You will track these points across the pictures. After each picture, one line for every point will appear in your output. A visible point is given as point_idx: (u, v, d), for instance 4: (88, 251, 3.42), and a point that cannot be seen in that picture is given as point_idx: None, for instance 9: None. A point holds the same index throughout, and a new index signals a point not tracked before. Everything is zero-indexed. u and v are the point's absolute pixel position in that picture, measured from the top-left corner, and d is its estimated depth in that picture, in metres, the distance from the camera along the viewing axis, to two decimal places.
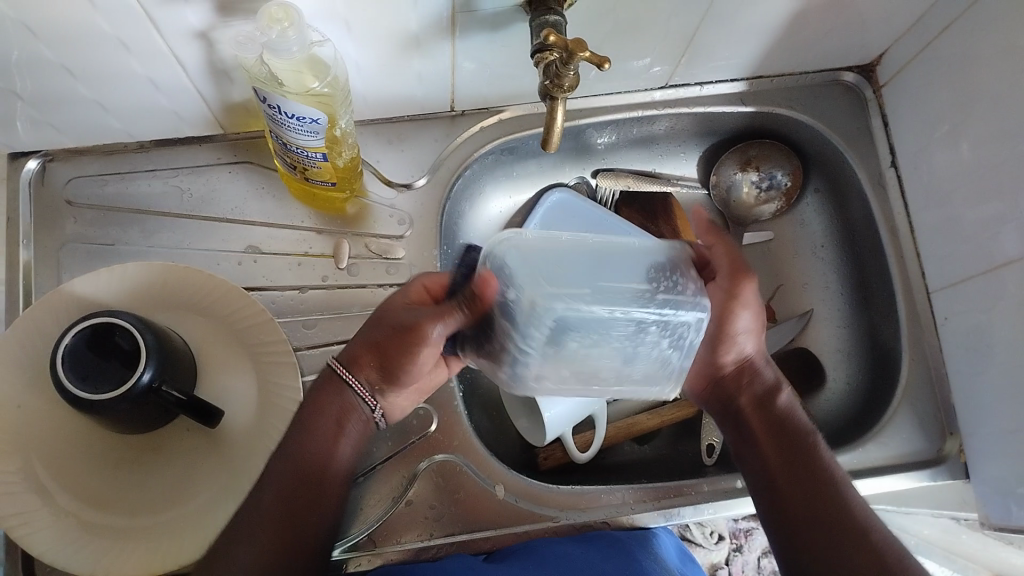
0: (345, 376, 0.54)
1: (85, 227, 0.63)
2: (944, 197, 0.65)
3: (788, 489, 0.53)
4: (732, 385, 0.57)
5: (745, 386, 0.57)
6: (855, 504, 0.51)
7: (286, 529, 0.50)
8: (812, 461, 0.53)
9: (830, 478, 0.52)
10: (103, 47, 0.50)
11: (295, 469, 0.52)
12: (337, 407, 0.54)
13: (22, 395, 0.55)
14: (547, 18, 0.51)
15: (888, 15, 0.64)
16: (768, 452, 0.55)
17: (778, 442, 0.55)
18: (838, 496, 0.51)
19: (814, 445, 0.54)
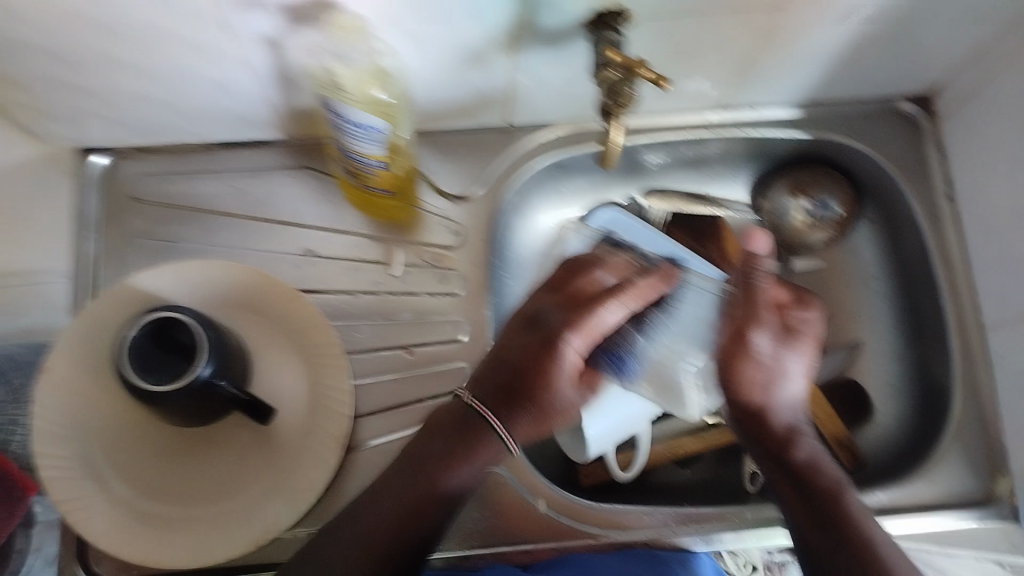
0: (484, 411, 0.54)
1: (150, 224, 0.65)
2: (1002, 233, 0.64)
3: (811, 525, 0.53)
4: (760, 426, 0.59)
5: (771, 429, 0.58)
6: (878, 550, 0.51)
7: (391, 535, 0.52)
8: (834, 504, 0.53)
9: (854, 524, 0.52)
10: (180, 50, 0.52)
11: (411, 490, 0.53)
12: (474, 433, 0.54)
13: (83, 383, 0.57)
14: (608, 37, 0.52)
15: (951, 48, 0.63)
16: (790, 495, 0.55)
17: (800, 480, 0.56)
18: (866, 546, 0.51)
19: (833, 489, 0.54)
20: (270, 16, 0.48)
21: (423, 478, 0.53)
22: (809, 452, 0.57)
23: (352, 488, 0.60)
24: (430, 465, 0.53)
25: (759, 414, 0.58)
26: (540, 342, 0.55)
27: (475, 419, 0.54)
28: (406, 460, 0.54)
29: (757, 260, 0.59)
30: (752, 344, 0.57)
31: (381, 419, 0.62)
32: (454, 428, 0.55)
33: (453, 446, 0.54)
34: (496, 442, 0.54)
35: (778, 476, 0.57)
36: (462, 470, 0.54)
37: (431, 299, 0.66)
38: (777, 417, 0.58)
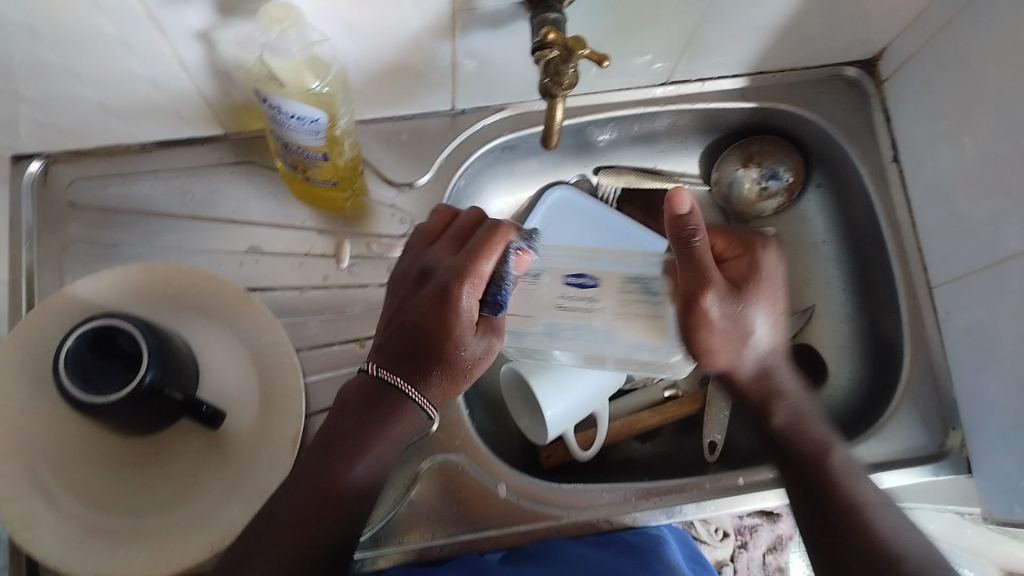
0: (395, 382, 0.49)
1: (88, 229, 0.63)
2: (946, 193, 0.65)
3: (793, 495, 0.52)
4: (746, 391, 0.57)
5: (757, 396, 0.56)
6: (868, 523, 0.47)
7: (303, 515, 0.46)
8: (820, 474, 0.51)
9: (843, 490, 0.49)
10: (104, 49, 0.50)
11: (314, 487, 0.46)
12: (388, 414, 0.49)
13: (27, 399, 0.55)
14: (547, 16, 0.50)
15: (890, 9, 0.63)
16: (781, 461, 0.53)
17: (782, 447, 0.54)
18: (858, 509, 0.48)
19: (820, 447, 0.53)
20: (194, 8, 0.46)
21: (323, 475, 0.47)
22: (790, 410, 0.55)
23: None
24: (333, 455, 0.47)
25: (742, 378, 0.56)
26: (430, 292, 0.49)
27: (389, 391, 0.49)
28: (320, 445, 0.48)
29: (692, 219, 0.50)
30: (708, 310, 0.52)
31: None
32: (355, 416, 0.48)
33: (347, 434, 0.48)
34: (412, 409, 0.49)
35: (766, 437, 0.55)
36: (380, 450, 0.48)
37: (383, 290, 0.65)
38: (773, 371, 0.56)
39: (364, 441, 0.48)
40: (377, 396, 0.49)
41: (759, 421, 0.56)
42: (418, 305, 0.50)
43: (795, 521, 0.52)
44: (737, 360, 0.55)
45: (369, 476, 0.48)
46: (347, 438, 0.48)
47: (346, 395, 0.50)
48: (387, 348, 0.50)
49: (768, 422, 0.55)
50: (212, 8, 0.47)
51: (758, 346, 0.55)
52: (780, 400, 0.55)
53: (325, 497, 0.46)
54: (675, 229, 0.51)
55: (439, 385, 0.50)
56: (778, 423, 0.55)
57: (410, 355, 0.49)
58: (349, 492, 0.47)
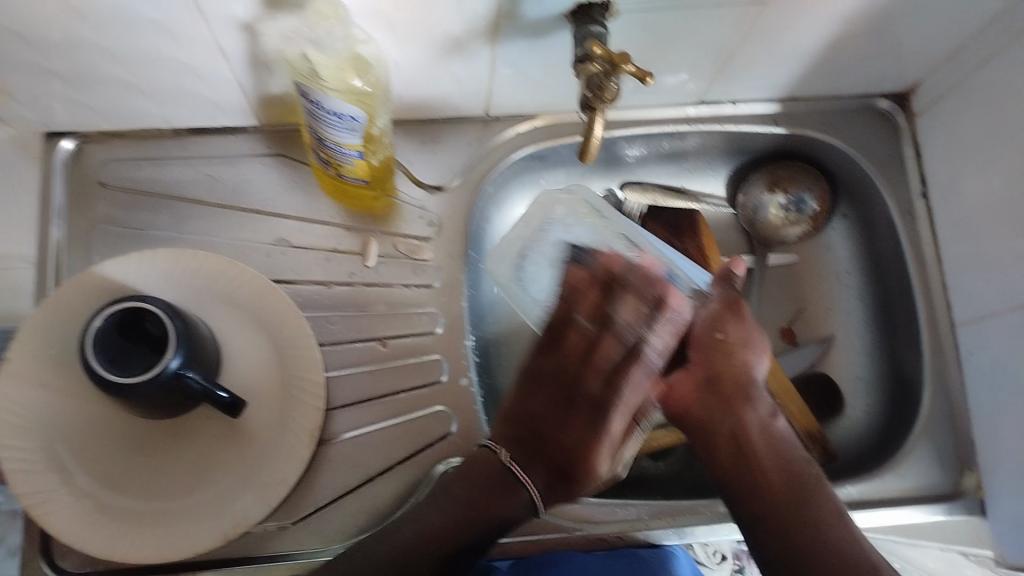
0: (521, 477, 0.55)
1: (118, 210, 0.64)
2: (974, 231, 0.65)
3: (779, 495, 0.54)
4: (736, 398, 0.57)
5: (750, 407, 0.57)
6: (851, 531, 0.52)
7: (438, 538, 0.53)
8: (817, 484, 0.54)
9: (826, 494, 0.54)
10: (150, 33, 0.50)
11: (464, 515, 0.54)
12: (503, 493, 0.55)
13: (46, 373, 0.56)
14: (591, 29, 0.51)
15: (926, 45, 0.63)
16: (766, 465, 0.55)
17: (776, 455, 0.55)
18: (842, 513, 0.53)
19: (807, 466, 0.55)
20: None
21: (486, 499, 0.54)
22: (783, 427, 0.58)
23: (322, 483, 0.59)
24: (485, 500, 0.54)
25: (737, 389, 0.57)
26: (561, 393, 0.57)
27: (508, 476, 0.55)
28: (463, 477, 0.56)
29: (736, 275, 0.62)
30: (733, 330, 0.58)
31: (353, 412, 0.61)
32: (486, 486, 0.55)
33: (483, 493, 0.55)
34: (527, 498, 0.55)
35: (754, 437, 0.56)
36: (494, 513, 0.55)
37: (406, 290, 0.65)
38: (760, 395, 0.58)
39: (493, 489, 0.55)
40: (485, 469, 0.55)
41: (747, 427, 0.56)
42: (566, 422, 0.56)
43: (767, 528, 0.53)
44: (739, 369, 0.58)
45: (516, 515, 0.55)
46: (479, 488, 0.55)
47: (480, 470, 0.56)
48: (511, 436, 0.57)
49: (763, 434, 0.56)
50: (260, 0, 0.47)
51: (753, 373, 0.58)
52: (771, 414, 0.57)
53: (467, 523, 0.54)
54: (719, 276, 0.61)
55: (556, 481, 0.56)
56: (774, 437, 0.56)
57: (558, 465, 0.56)
58: (495, 519, 0.55)
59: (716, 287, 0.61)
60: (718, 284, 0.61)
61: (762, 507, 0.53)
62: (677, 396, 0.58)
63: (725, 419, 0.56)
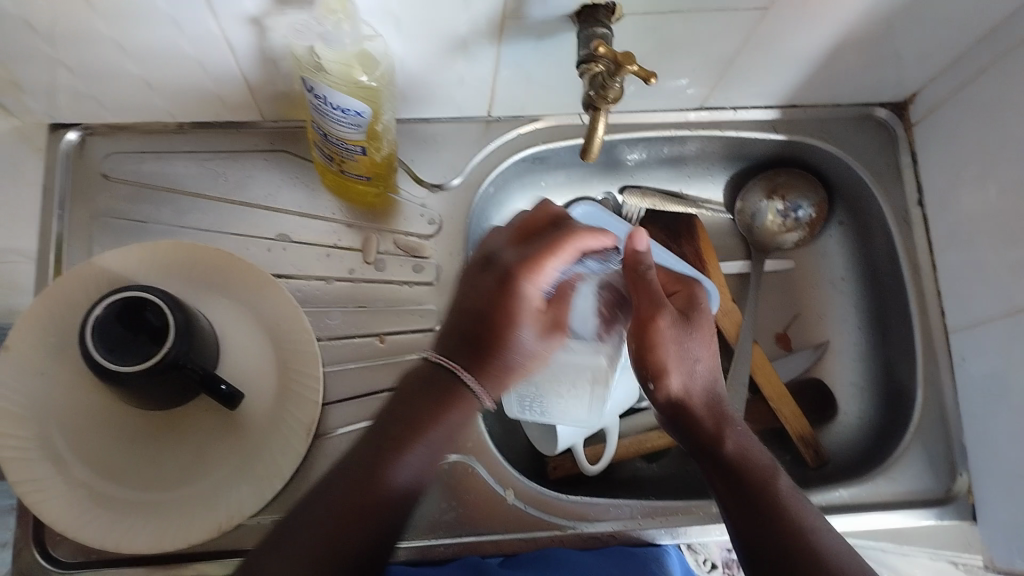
0: (448, 367, 0.53)
1: (120, 202, 0.64)
2: (968, 240, 0.66)
3: (740, 527, 0.51)
4: (690, 424, 0.55)
5: (705, 431, 0.55)
6: (812, 551, 0.49)
7: (349, 517, 0.47)
8: (773, 500, 0.51)
9: (789, 510, 0.51)
10: (157, 25, 0.50)
11: (354, 492, 0.48)
12: (456, 410, 0.53)
13: (45, 362, 0.56)
14: (595, 31, 0.52)
15: (924, 55, 0.64)
16: (723, 496, 0.53)
17: (729, 480, 0.53)
18: (801, 530, 0.50)
19: (766, 480, 0.52)
20: None
21: (365, 475, 0.49)
22: (739, 440, 0.54)
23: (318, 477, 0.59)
24: (377, 456, 0.50)
25: (688, 403, 0.55)
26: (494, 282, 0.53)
27: (443, 376, 0.53)
28: (375, 439, 0.51)
29: None
30: (659, 341, 0.53)
31: (350, 407, 0.62)
32: (417, 407, 0.52)
33: (399, 436, 0.51)
34: (466, 394, 0.53)
35: (711, 468, 0.54)
36: (433, 436, 0.52)
37: (406, 288, 0.65)
38: (713, 401, 0.56)
39: (431, 422, 0.52)
40: (433, 391, 0.53)
41: (703, 453, 0.54)
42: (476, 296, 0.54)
43: (742, 559, 0.51)
44: (687, 385, 0.55)
45: (411, 480, 0.51)
46: (405, 430, 0.51)
47: (427, 380, 0.53)
48: (453, 347, 0.54)
49: (716, 458, 0.54)
50: None
51: (704, 381, 0.56)
52: (722, 430, 0.54)
53: (363, 499, 0.48)
54: (621, 276, 0.56)
55: (487, 366, 0.53)
56: (729, 456, 0.53)
57: (470, 337, 0.53)
58: (390, 489, 0.49)
59: (619, 291, 0.55)
60: (616, 285, 0.55)
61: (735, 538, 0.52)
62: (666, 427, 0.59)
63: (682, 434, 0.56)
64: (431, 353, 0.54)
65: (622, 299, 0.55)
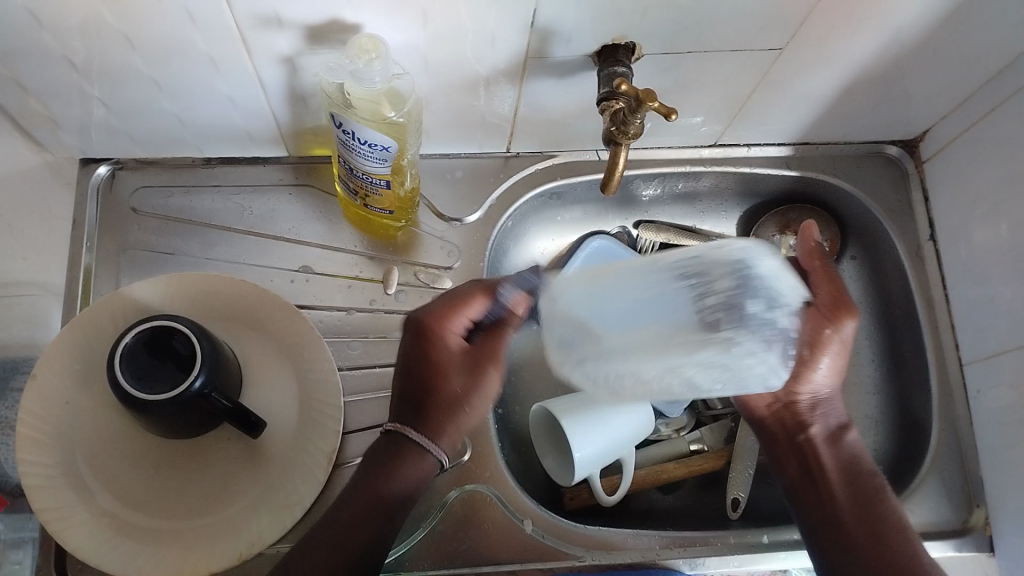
0: (413, 436, 0.52)
1: (147, 234, 0.66)
2: (981, 274, 0.67)
3: (855, 523, 0.55)
4: (793, 419, 0.59)
5: (807, 420, 0.59)
6: (918, 553, 0.53)
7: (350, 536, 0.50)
8: (882, 504, 0.55)
9: (899, 522, 0.55)
10: (193, 64, 0.52)
11: (368, 495, 0.51)
12: (415, 473, 0.53)
13: (72, 392, 0.57)
14: (615, 69, 0.54)
15: (935, 95, 0.66)
16: (832, 481, 0.57)
17: (848, 479, 0.57)
18: (909, 539, 0.54)
19: (875, 479, 0.57)
20: (287, 34, 0.49)
21: (370, 483, 0.52)
22: (854, 450, 0.58)
23: None
24: (371, 475, 0.52)
25: (807, 407, 0.58)
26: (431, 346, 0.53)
27: (399, 439, 0.53)
28: (370, 465, 0.53)
29: (820, 252, 0.58)
30: (837, 333, 0.55)
31: (370, 436, 0.62)
32: (385, 452, 0.53)
33: (397, 452, 0.53)
34: (426, 451, 0.53)
35: (823, 457, 0.58)
36: (403, 475, 0.52)
37: None
38: (828, 409, 0.59)
39: (404, 463, 0.52)
40: (399, 450, 0.53)
41: (815, 444, 0.58)
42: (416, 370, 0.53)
43: (830, 544, 0.55)
44: (815, 393, 0.58)
45: (410, 494, 0.53)
46: (376, 462, 0.53)
47: (378, 444, 0.54)
48: (399, 408, 0.54)
49: (833, 445, 0.59)
50: (303, 36, 0.49)
51: (829, 392, 0.58)
52: (846, 428, 0.59)
53: (369, 502, 0.51)
54: (807, 253, 0.58)
55: (438, 425, 0.53)
56: (845, 451, 0.58)
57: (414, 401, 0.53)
58: (387, 503, 0.52)
59: (819, 279, 0.57)
60: (812, 259, 0.58)
61: (829, 524, 0.55)
62: (753, 403, 0.60)
63: (791, 439, 0.59)
64: (392, 423, 0.53)
65: (814, 287, 0.57)
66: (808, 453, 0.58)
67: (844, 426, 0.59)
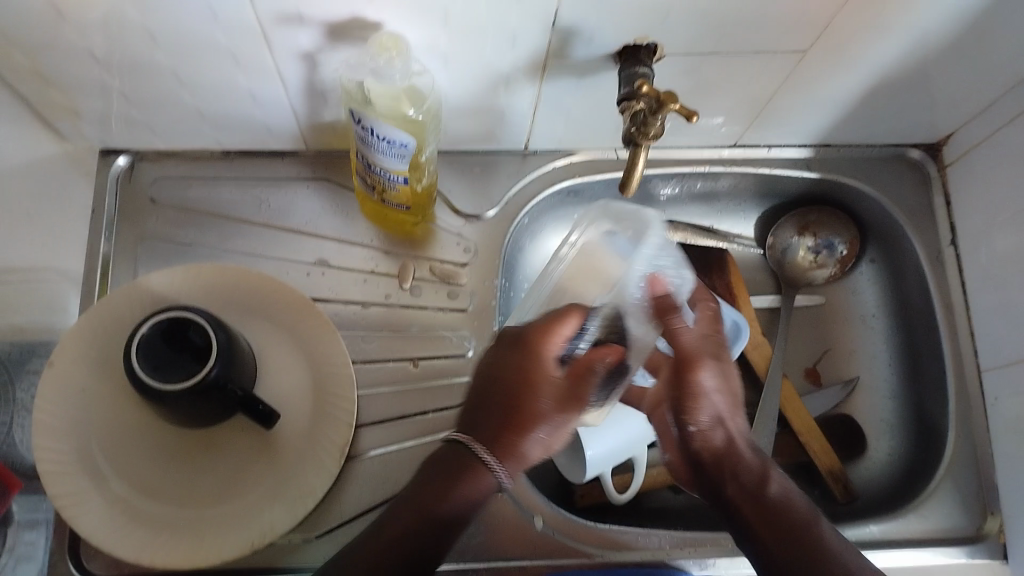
0: (477, 453, 0.49)
1: (165, 225, 0.66)
2: (1002, 281, 0.66)
3: (764, 530, 0.51)
4: (681, 418, 0.56)
5: (705, 428, 0.55)
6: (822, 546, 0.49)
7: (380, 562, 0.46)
8: (780, 506, 0.51)
9: (793, 516, 0.51)
10: (214, 58, 0.52)
11: (419, 512, 0.48)
12: (475, 487, 0.49)
13: (90, 381, 0.58)
14: (637, 69, 0.53)
15: (960, 99, 0.65)
16: (727, 479, 0.54)
17: (732, 474, 0.54)
18: (810, 530, 0.50)
19: (765, 475, 0.53)
20: (307, 30, 0.49)
21: (423, 501, 0.48)
22: (753, 456, 0.55)
23: (350, 498, 0.60)
24: (424, 496, 0.48)
25: (722, 448, 0.55)
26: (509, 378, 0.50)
27: (466, 454, 0.49)
28: (418, 484, 0.49)
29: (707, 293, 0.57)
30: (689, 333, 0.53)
31: (384, 430, 0.63)
32: (445, 469, 0.49)
33: (458, 472, 0.49)
34: (489, 473, 0.49)
35: (707, 458, 0.55)
36: (455, 497, 0.48)
37: (441, 314, 0.67)
38: (730, 416, 0.55)
39: (464, 483, 0.49)
40: (455, 460, 0.49)
41: (692, 443, 0.55)
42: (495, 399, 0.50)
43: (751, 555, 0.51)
44: (713, 402, 0.55)
45: (464, 508, 0.49)
46: (426, 486, 0.49)
47: (437, 454, 0.51)
48: (476, 424, 0.50)
49: (730, 451, 0.55)
50: (323, 32, 0.49)
51: (727, 398, 0.55)
52: (734, 438, 0.55)
53: (418, 522, 0.48)
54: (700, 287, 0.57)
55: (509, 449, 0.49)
56: (740, 461, 0.54)
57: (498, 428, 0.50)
58: (443, 521, 0.48)
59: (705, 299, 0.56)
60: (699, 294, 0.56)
61: (752, 541, 0.51)
62: (643, 398, 0.61)
63: (712, 484, 0.54)
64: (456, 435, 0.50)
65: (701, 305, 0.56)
66: (732, 505, 0.53)
67: (741, 430, 0.56)
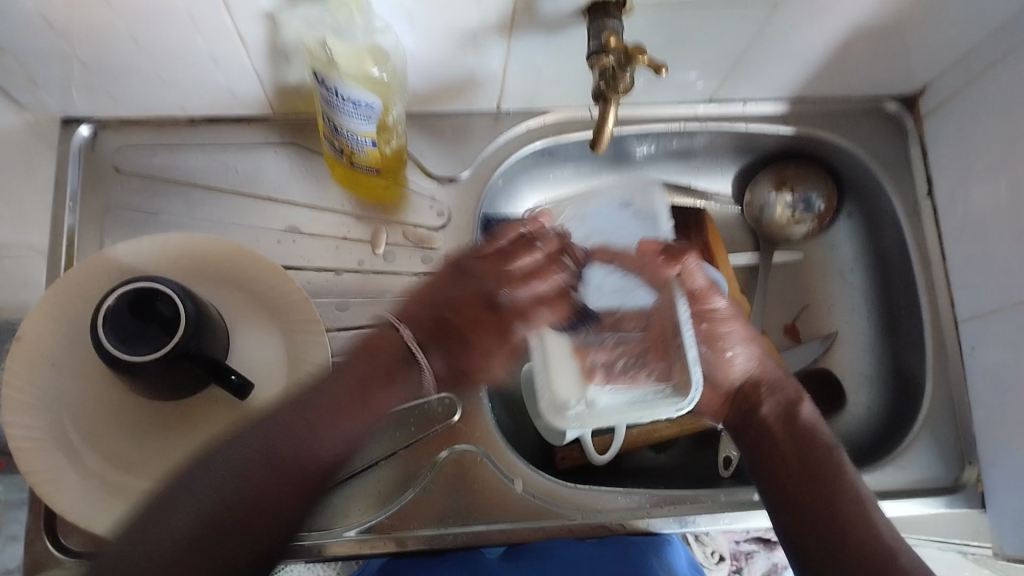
0: (419, 358, 0.54)
1: (130, 194, 0.65)
2: (978, 232, 0.66)
3: (791, 484, 0.54)
4: (749, 398, 0.59)
5: (762, 398, 0.59)
6: (868, 520, 0.51)
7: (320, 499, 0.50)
8: (833, 468, 0.54)
9: (843, 478, 0.53)
10: (170, 21, 0.51)
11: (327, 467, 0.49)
12: (391, 366, 0.53)
13: (58, 355, 0.57)
14: (606, 22, 0.52)
15: (935, 48, 0.64)
16: (783, 450, 0.56)
17: (796, 445, 0.55)
18: (861, 502, 0.52)
19: (824, 443, 0.55)
20: None
21: (375, 428, 0.55)
22: (808, 415, 0.58)
23: None
24: (371, 421, 0.52)
25: (752, 387, 0.60)
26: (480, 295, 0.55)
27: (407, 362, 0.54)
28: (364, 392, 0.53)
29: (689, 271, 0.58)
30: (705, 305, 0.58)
31: None
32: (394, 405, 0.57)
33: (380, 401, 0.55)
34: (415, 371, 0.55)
35: (773, 428, 0.57)
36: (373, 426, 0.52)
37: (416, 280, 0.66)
38: (772, 384, 0.59)
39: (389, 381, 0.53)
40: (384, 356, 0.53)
41: (764, 419, 0.58)
42: (470, 297, 0.55)
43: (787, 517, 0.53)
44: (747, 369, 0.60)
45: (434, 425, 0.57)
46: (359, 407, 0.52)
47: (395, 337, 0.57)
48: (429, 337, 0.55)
49: (784, 422, 0.57)
50: None
51: (758, 360, 0.60)
52: (797, 399, 0.59)
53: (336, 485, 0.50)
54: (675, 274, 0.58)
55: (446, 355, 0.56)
56: (798, 424, 0.57)
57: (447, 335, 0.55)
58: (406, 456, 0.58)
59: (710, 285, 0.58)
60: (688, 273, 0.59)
61: (780, 503, 0.54)
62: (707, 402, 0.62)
63: (748, 419, 0.59)
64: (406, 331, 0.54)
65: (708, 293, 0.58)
66: (762, 430, 0.58)
67: (796, 400, 0.58)
